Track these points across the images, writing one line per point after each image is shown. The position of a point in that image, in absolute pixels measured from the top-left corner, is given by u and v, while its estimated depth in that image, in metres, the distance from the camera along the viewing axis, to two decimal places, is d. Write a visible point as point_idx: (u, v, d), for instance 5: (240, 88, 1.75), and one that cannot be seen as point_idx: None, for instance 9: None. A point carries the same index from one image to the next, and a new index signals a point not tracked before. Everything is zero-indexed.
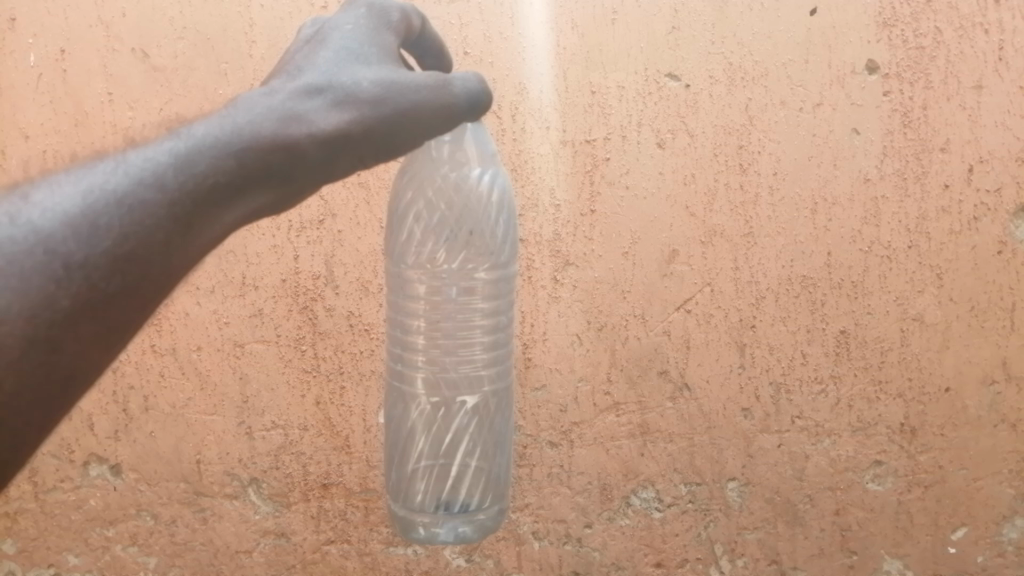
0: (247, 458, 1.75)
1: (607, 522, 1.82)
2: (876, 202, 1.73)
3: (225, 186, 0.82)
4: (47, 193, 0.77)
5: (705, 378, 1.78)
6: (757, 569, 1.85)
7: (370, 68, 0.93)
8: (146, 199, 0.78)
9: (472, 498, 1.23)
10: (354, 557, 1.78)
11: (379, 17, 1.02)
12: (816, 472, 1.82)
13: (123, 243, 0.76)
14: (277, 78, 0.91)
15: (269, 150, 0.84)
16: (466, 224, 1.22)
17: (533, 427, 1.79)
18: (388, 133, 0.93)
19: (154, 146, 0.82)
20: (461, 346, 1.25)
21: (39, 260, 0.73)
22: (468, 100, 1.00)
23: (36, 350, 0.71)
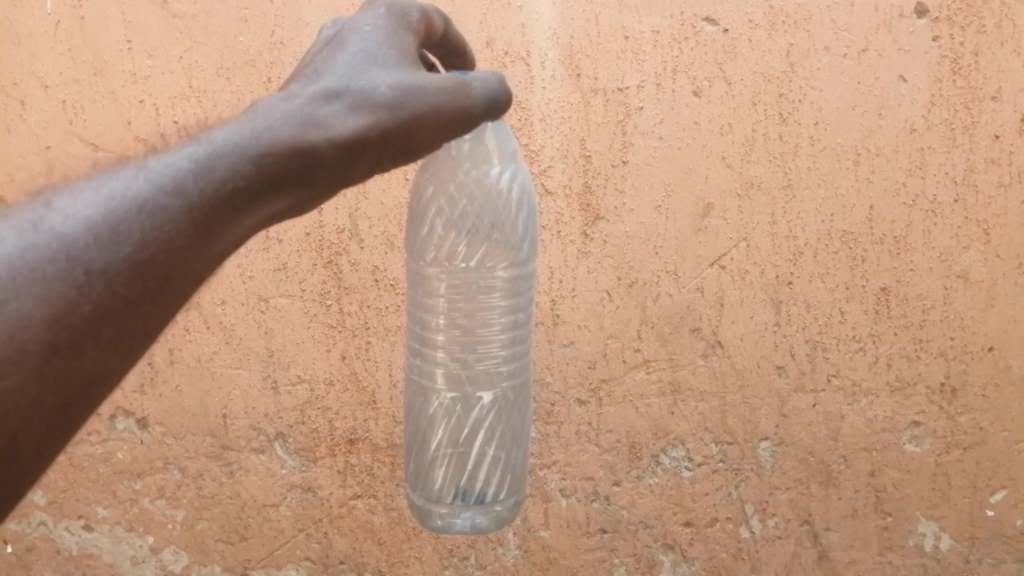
0: (273, 413, 1.75)
1: (636, 481, 1.78)
2: (921, 153, 1.66)
3: (245, 192, 0.71)
4: (67, 200, 0.67)
5: (739, 335, 1.73)
6: (789, 530, 1.82)
7: (389, 70, 0.82)
8: (165, 207, 0.68)
9: (490, 489, 1.15)
10: (380, 512, 1.77)
11: (398, 17, 0.92)
12: (851, 432, 1.78)
13: (142, 253, 0.66)
14: (295, 83, 0.80)
15: (288, 155, 0.74)
16: (486, 217, 1.13)
17: (561, 384, 1.75)
18: (406, 140, 0.82)
19: (173, 151, 0.72)
20: (480, 341, 1.15)
21: (61, 269, 0.64)
22: (489, 101, 0.90)
23: (57, 356, 0.63)
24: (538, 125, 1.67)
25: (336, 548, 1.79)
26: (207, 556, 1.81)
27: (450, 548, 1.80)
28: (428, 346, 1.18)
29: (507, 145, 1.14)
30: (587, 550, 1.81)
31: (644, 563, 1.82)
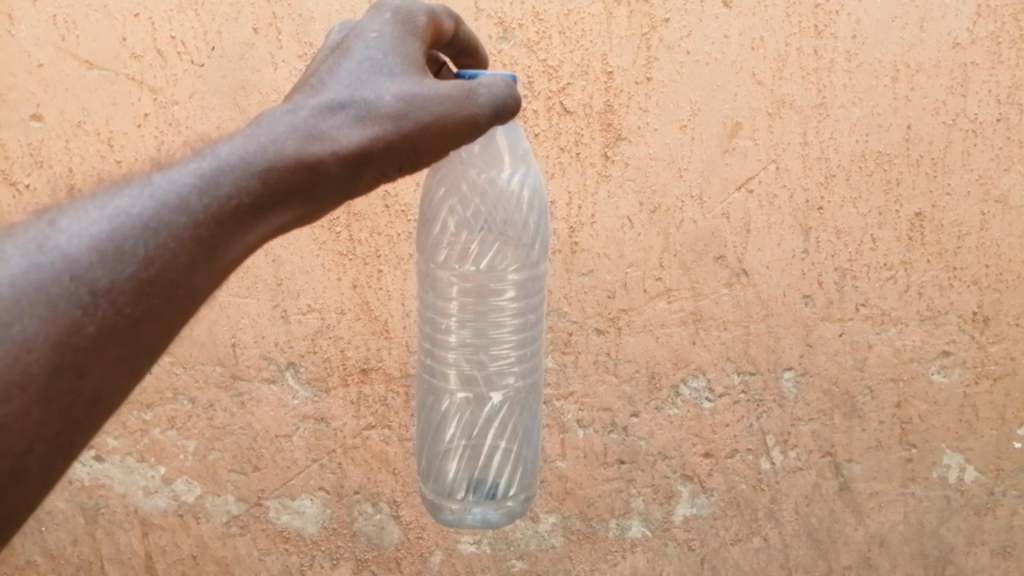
0: (283, 342, 1.71)
1: (655, 412, 1.74)
2: (964, 69, 1.55)
3: (249, 212, 0.71)
4: (72, 217, 0.66)
5: (765, 263, 1.66)
6: (811, 461, 1.78)
7: (394, 81, 0.81)
8: (168, 223, 0.67)
9: (501, 482, 1.20)
10: (395, 443, 1.74)
11: (405, 22, 0.89)
12: (878, 362, 1.72)
13: (145, 270, 0.66)
14: (298, 93, 0.79)
15: (290, 170, 0.73)
16: (499, 220, 1.19)
17: (579, 314, 1.69)
18: (411, 151, 0.80)
19: (179, 165, 0.71)
20: (494, 339, 1.23)
21: (64, 287, 0.63)
22: (501, 108, 0.87)
23: (62, 377, 0.63)
24: (557, 39, 1.57)
25: (350, 478, 1.77)
26: (220, 487, 1.79)
27: None
28: (442, 342, 1.26)
29: (519, 147, 1.17)
30: (605, 481, 1.78)
31: (663, 494, 1.78)
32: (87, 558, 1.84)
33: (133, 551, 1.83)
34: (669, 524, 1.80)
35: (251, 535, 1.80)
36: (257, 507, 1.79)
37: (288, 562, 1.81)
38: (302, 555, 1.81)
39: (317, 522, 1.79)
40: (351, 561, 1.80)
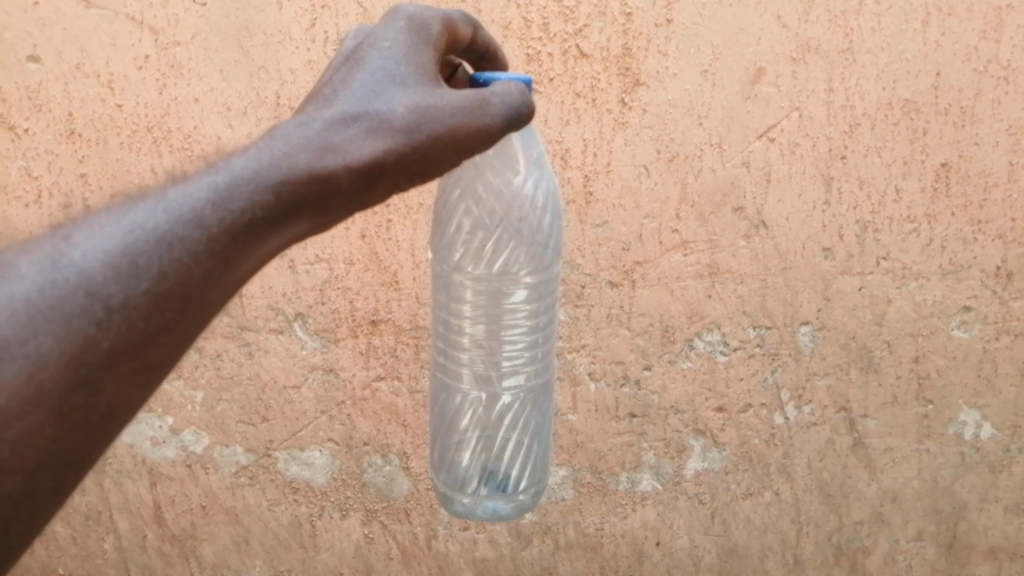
0: (291, 293, 1.68)
1: (668, 366, 1.71)
2: (999, 13, 1.49)
3: (264, 225, 0.73)
4: (88, 233, 0.67)
5: (785, 215, 1.62)
6: (825, 416, 1.75)
7: (407, 91, 0.82)
8: (185, 237, 0.68)
9: (513, 474, 1.25)
10: (404, 394, 1.72)
11: (420, 29, 0.90)
12: (897, 317, 1.69)
13: (161, 285, 0.67)
14: (305, 105, 0.80)
15: (305, 183, 0.74)
16: (513, 225, 1.19)
17: (592, 266, 1.66)
18: (419, 160, 0.82)
19: (193, 179, 0.72)
20: (505, 340, 1.25)
21: (78, 304, 0.63)
22: (513, 114, 0.88)
23: (76, 392, 0.62)
24: None
25: (359, 430, 1.75)
26: (229, 437, 1.77)
27: None
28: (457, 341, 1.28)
29: (535, 152, 1.19)
30: (616, 435, 1.75)
31: (674, 448, 1.76)
32: (97, 507, 1.84)
33: (142, 501, 1.83)
34: (680, 478, 1.79)
35: (260, 486, 1.79)
36: (266, 458, 1.78)
37: (297, 512, 1.81)
38: (311, 505, 1.80)
39: (326, 473, 1.78)
40: (360, 511, 1.80)
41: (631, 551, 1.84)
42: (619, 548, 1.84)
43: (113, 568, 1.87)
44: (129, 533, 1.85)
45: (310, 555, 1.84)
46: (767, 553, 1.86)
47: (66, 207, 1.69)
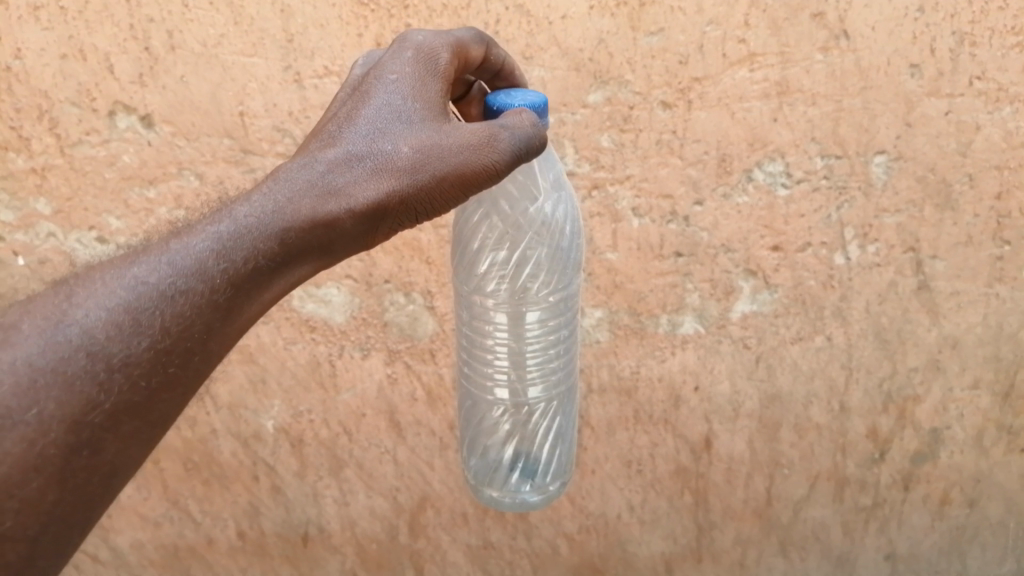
0: (298, 112, 1.48)
1: (722, 201, 1.53)
2: None
3: (269, 269, 0.82)
4: (90, 291, 0.77)
5: (870, 24, 1.40)
6: (890, 258, 1.59)
7: (412, 130, 0.88)
8: (187, 290, 0.78)
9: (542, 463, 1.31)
10: (428, 229, 1.57)
11: (427, 59, 0.96)
12: (984, 147, 1.49)
13: (163, 340, 0.77)
14: (314, 144, 0.88)
15: (308, 229, 0.83)
16: (537, 239, 1.21)
17: (643, 85, 1.45)
18: (431, 200, 0.89)
19: (194, 232, 0.81)
20: (529, 347, 1.28)
21: (82, 366, 0.74)
22: (519, 151, 0.91)
23: (77, 457, 0.74)
24: None
25: (380, 267, 1.62)
26: None
27: None
28: (479, 349, 1.32)
29: (552, 175, 1.23)
30: (658, 275, 1.60)
31: (721, 290, 1.61)
32: None
33: None
34: (725, 321, 1.65)
35: (275, 325, 1.68)
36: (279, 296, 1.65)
37: (316, 352, 1.70)
38: (330, 345, 1.69)
39: (345, 311, 1.66)
40: (382, 352, 1.70)
41: (668, 396, 1.73)
42: (655, 394, 1.73)
43: None
44: None
45: (330, 396, 1.74)
46: (813, 400, 1.75)
47: (39, 9, 1.42)
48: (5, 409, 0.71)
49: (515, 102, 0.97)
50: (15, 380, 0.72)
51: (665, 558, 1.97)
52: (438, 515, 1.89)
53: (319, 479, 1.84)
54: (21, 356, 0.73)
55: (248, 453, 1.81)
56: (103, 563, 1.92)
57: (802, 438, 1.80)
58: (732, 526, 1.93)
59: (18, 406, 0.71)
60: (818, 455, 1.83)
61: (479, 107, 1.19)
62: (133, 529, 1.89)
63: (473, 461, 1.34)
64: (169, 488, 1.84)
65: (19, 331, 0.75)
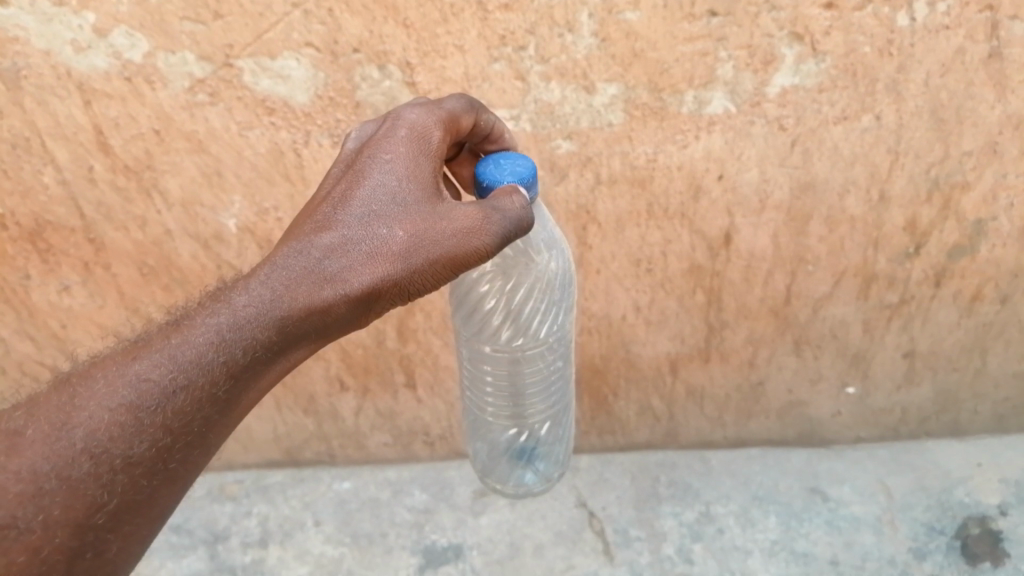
0: None
1: None
2: None
3: (264, 357, 0.93)
4: (89, 393, 0.89)
5: None
6: (962, 19, 1.32)
7: (405, 216, 0.98)
8: (188, 383, 0.90)
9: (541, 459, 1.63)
10: None
11: (419, 139, 1.06)
12: None
13: (164, 437, 0.90)
14: (311, 226, 0.98)
15: (302, 317, 0.93)
16: (535, 298, 1.36)
17: None
18: (423, 280, 0.98)
19: (190, 325, 0.92)
20: (527, 380, 1.49)
21: (85, 470, 0.87)
22: (510, 228, 0.98)
23: (79, 559, 0.87)
24: None
25: (347, 34, 1.30)
26: (174, 41, 1.30)
27: (501, 34, 1.31)
28: (482, 372, 1.52)
29: (548, 230, 1.31)
30: (686, 41, 1.32)
31: (760, 60, 1.35)
32: (22, 134, 1.40)
33: (79, 125, 1.39)
34: (761, 97, 1.40)
35: (225, 106, 1.38)
36: (228, 70, 1.34)
37: (277, 140, 1.42)
38: (293, 131, 1.41)
39: (309, 89, 1.37)
40: None
41: (687, 187, 1.51)
42: (673, 185, 1.51)
43: (62, 208, 1.50)
44: (71, 165, 1.44)
45: (299, 190, 1.48)
46: (850, 189, 1.54)
47: None
48: (10, 518, 0.85)
49: (504, 176, 1.04)
50: (21, 489, 0.85)
51: (671, 358, 1.85)
52: (428, 319, 1.72)
53: None
54: (26, 463, 0.86)
55: (210, 256, 1.58)
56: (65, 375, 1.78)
57: (832, 231, 1.61)
58: (745, 326, 1.78)
59: (23, 514, 0.85)
60: (847, 250, 1.65)
61: (470, 170, 1.28)
62: (93, 340, 1.72)
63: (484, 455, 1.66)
64: (126, 295, 1.64)
65: (28, 437, 0.88)
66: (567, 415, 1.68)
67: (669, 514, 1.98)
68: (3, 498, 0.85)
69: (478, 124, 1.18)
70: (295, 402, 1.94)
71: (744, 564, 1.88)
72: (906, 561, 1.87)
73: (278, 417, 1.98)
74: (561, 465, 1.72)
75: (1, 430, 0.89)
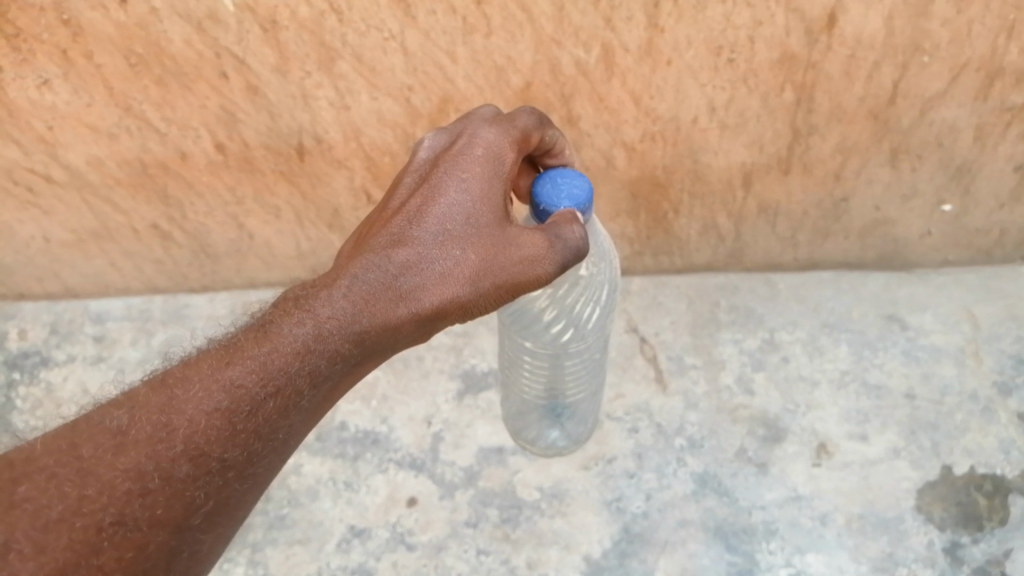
0: None
1: None
2: None
3: (343, 367, 0.95)
4: (189, 394, 0.90)
5: None
6: None
7: (477, 242, 0.98)
8: (276, 391, 0.92)
9: (569, 404, 1.70)
10: None
11: (493, 158, 1.02)
12: None
13: (254, 443, 0.92)
14: (387, 241, 0.98)
15: (376, 333, 0.95)
16: (581, 300, 1.35)
17: None
18: (483, 304, 1.00)
19: (278, 332, 0.93)
20: (565, 352, 1.51)
21: (185, 471, 0.88)
22: (569, 258, 0.98)
23: (177, 556, 0.89)
24: None
25: None
26: None
27: None
28: (523, 345, 1.50)
29: (600, 245, 1.28)
30: None
31: None
32: None
33: None
34: None
35: None
36: None
37: None
38: None
39: None
40: None
41: None
42: None
43: None
44: None
45: None
46: None
47: None
48: (119, 516, 0.86)
49: (561, 202, 1.02)
50: (128, 486, 0.86)
51: (744, 169, 1.60)
52: None
53: (306, 76, 1.39)
54: (131, 463, 0.87)
55: (207, 43, 1.33)
56: (60, 184, 1.60)
57: (961, 13, 1.31)
58: (837, 132, 1.52)
59: (130, 512, 0.86)
60: (975, 38, 1.35)
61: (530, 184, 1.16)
62: (84, 143, 1.52)
63: (518, 396, 1.72)
64: (115, 91, 1.42)
65: (132, 438, 0.88)
66: (599, 373, 1.69)
67: (729, 341, 1.81)
68: (112, 495, 0.86)
69: (546, 138, 1.11)
70: (318, 216, 1.70)
71: (810, 396, 1.73)
72: (989, 397, 1.70)
73: (300, 233, 1.75)
74: (586, 414, 1.71)
75: (104, 428, 0.89)
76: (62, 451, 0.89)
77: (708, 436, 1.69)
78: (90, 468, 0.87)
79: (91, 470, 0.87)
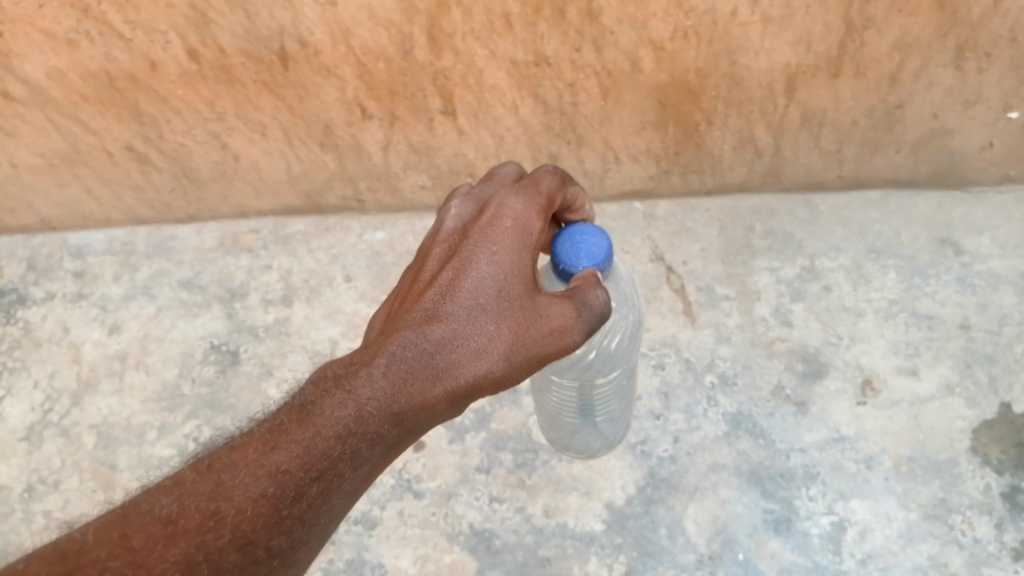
0: None
1: None
2: None
3: (383, 449, 0.87)
4: (234, 477, 0.81)
5: None
6: None
7: (514, 311, 0.91)
8: (320, 475, 0.83)
9: (603, 420, 1.45)
10: None
11: (523, 225, 0.94)
12: None
13: (299, 530, 0.82)
14: (422, 315, 0.90)
15: (414, 411, 0.87)
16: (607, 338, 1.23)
17: None
18: (518, 376, 0.93)
19: (319, 412, 0.84)
20: (592, 368, 1.28)
21: (233, 563, 0.78)
22: (595, 323, 0.94)
23: None
24: None
25: None
26: None
27: None
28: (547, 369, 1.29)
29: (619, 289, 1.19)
30: None
31: None
32: None
33: None
34: None
35: None
36: None
37: None
38: None
39: None
40: None
41: None
42: None
43: None
44: None
45: None
46: None
47: None
48: None
49: (582, 262, 0.97)
50: None
51: (787, 71, 1.42)
52: (468, 19, 1.30)
53: None
54: (181, 554, 0.77)
55: None
56: (22, 102, 1.44)
57: None
58: (896, 25, 1.33)
59: None
60: None
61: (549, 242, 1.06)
62: (43, 53, 1.35)
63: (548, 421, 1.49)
64: None
65: (182, 527, 0.78)
66: (630, 384, 1.46)
67: (765, 269, 1.64)
68: None
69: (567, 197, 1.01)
70: (308, 133, 1.53)
71: (854, 328, 1.57)
72: None
73: (290, 153, 1.59)
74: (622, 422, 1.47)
75: (155, 517, 0.78)
76: (113, 542, 0.77)
77: (741, 373, 1.53)
78: (141, 561, 0.76)
79: (142, 563, 0.76)
